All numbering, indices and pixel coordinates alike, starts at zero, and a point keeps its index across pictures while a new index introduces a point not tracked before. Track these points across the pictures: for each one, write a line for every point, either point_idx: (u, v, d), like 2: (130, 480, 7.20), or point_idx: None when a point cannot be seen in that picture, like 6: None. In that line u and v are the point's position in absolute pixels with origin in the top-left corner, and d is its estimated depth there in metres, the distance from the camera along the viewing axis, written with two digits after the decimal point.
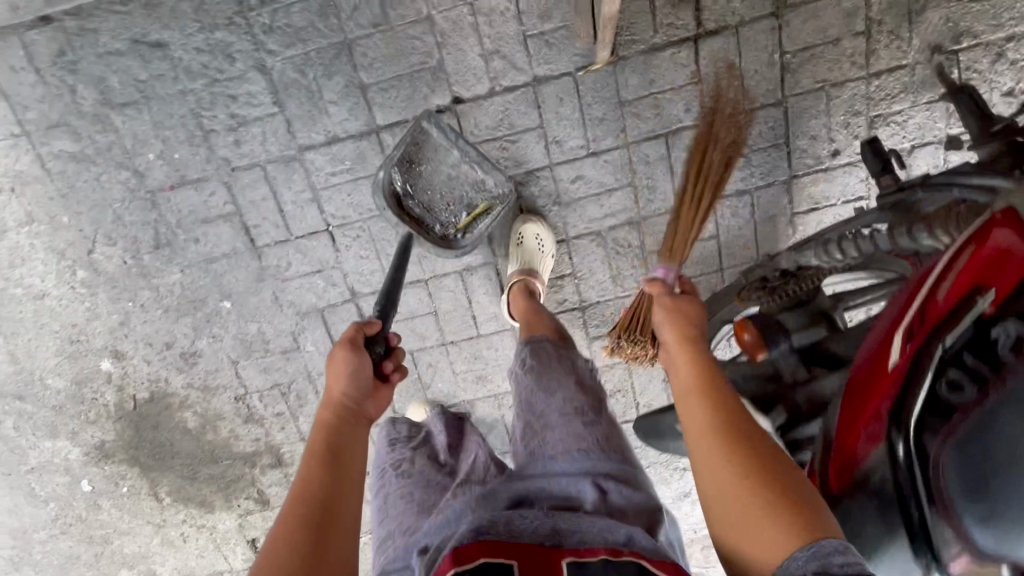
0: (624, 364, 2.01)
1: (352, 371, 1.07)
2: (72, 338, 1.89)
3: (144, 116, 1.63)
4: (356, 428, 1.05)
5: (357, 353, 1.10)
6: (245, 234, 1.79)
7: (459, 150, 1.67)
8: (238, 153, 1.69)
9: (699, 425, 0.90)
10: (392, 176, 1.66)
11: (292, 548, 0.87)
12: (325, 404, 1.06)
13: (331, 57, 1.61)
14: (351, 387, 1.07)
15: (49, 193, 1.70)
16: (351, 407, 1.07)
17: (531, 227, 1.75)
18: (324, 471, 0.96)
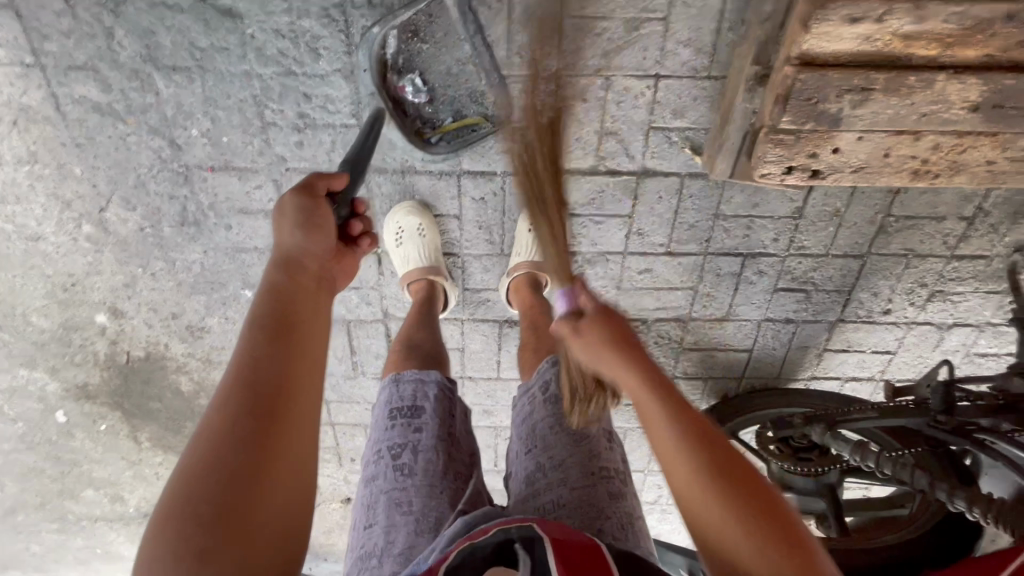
0: (622, 429, 2.12)
1: (302, 238, 0.94)
2: (66, 286, 1.71)
3: (195, 88, 1.37)
4: (311, 299, 0.88)
5: (313, 205, 0.98)
6: None
7: (467, 45, 1.34)
8: (297, 154, 1.48)
9: (668, 451, 0.79)
10: (388, 39, 1.34)
11: (229, 429, 0.71)
12: (274, 260, 0.92)
13: (428, 79, 1.41)
14: (310, 241, 0.95)
15: (61, 138, 1.43)
16: (305, 261, 0.93)
17: None
18: (269, 335, 0.80)
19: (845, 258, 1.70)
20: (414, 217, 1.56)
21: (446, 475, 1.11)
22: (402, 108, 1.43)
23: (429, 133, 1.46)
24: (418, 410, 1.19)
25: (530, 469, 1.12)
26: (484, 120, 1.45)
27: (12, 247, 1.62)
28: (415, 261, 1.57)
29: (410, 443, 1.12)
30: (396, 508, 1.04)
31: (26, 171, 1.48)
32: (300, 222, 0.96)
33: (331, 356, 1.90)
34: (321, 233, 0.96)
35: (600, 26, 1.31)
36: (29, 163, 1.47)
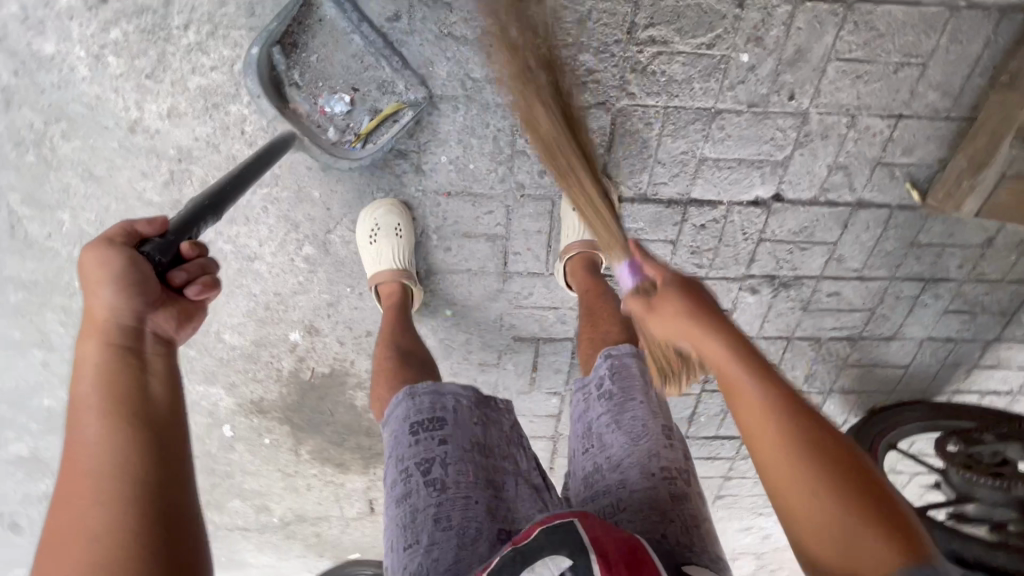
0: None
1: (116, 299, 0.81)
2: (269, 305, 1.68)
3: (457, 116, 1.38)
4: (147, 371, 0.81)
5: (110, 249, 0.83)
6: (501, 257, 1.63)
7: (360, 37, 1.28)
8: (535, 181, 1.50)
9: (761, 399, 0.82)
10: (273, 57, 1.27)
11: (110, 543, 0.67)
12: (93, 335, 0.81)
13: (335, 81, 1.33)
14: (134, 304, 0.82)
15: (308, 161, 1.42)
16: (128, 324, 0.82)
17: (595, 187, 1.47)
18: (107, 431, 0.74)
19: (1016, 284, 1.81)
20: (594, 181, 1.47)
21: (483, 481, 1.09)
22: (316, 122, 1.34)
23: (359, 143, 1.36)
24: (441, 419, 1.14)
25: (591, 466, 1.16)
26: (402, 105, 1.34)
27: (225, 266, 1.60)
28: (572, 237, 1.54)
29: (438, 458, 1.08)
30: (436, 526, 1.01)
31: (264, 193, 1.46)
32: (109, 284, 0.81)
33: (511, 373, 1.92)
34: (144, 288, 0.83)
35: (863, 68, 1.36)
36: (269, 186, 1.45)
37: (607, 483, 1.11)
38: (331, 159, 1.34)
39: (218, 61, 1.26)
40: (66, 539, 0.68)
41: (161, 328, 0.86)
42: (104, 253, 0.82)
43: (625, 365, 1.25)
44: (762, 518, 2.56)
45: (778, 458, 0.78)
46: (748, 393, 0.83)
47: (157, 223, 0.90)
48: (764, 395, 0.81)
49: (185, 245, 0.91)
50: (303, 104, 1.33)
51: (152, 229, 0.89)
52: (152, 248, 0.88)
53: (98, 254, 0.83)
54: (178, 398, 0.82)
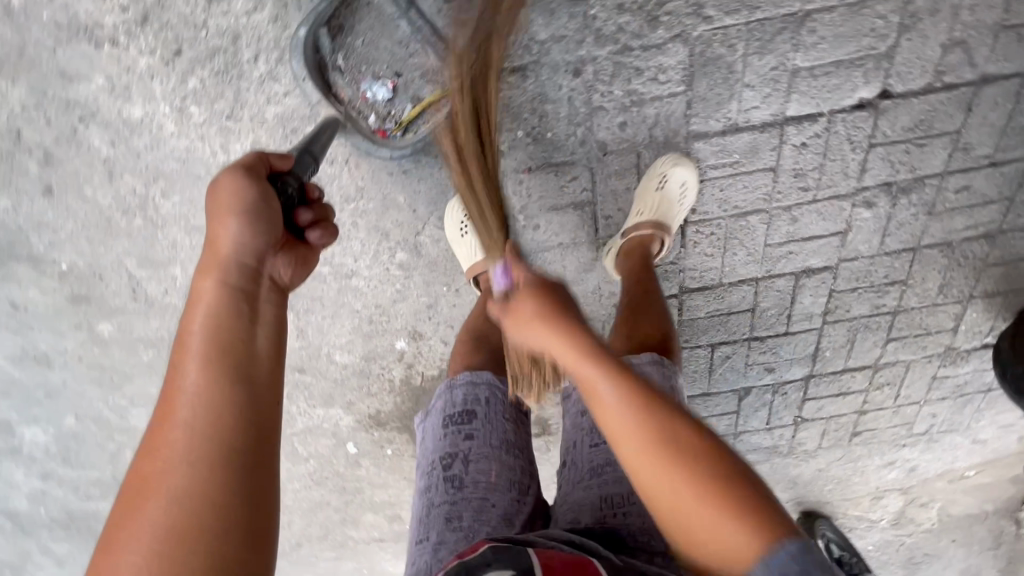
0: (906, 362, 2.05)
1: (241, 234, 0.87)
2: (373, 318, 1.71)
3: (528, 85, 1.33)
4: (259, 313, 0.85)
5: (244, 181, 0.90)
6: (593, 224, 1.58)
7: (410, 23, 1.22)
8: (618, 136, 1.43)
9: (625, 423, 0.85)
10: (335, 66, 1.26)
11: (192, 462, 0.72)
12: (213, 267, 0.85)
13: (385, 69, 1.28)
14: (250, 237, 0.87)
15: (389, 167, 1.41)
16: (244, 259, 0.87)
17: (677, 171, 1.42)
18: (221, 359, 0.79)
19: None
20: (685, 169, 1.43)
21: (504, 484, 1.14)
22: (358, 110, 1.31)
23: (395, 131, 1.33)
24: (471, 416, 1.20)
25: (599, 461, 1.19)
26: (444, 93, 1.28)
27: (327, 287, 1.63)
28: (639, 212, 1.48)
29: (461, 453, 1.15)
30: (447, 525, 1.08)
31: (352, 208, 1.47)
32: (240, 217, 0.87)
33: None
34: (264, 226, 0.89)
35: None
36: (355, 200, 1.46)
37: (616, 475, 1.15)
38: (372, 148, 1.32)
39: (290, 85, 1.27)
40: (155, 470, 0.72)
41: (274, 269, 0.91)
42: (240, 186, 0.89)
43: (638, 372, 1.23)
44: (905, 448, 2.39)
45: (655, 453, 0.83)
46: (613, 407, 0.86)
47: (288, 159, 0.99)
48: (637, 405, 0.85)
49: (309, 189, 1.02)
50: (344, 88, 1.29)
51: (285, 165, 0.98)
52: (282, 180, 0.96)
53: (233, 183, 0.89)
54: (280, 344, 0.85)
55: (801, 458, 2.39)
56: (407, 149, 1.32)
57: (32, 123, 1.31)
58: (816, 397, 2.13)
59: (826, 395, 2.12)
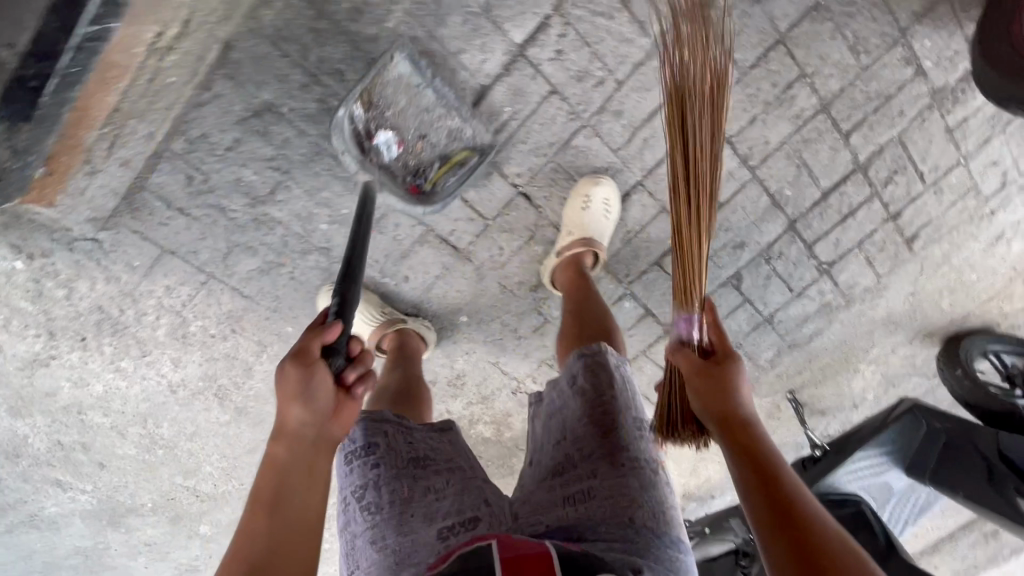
0: (895, 139, 1.65)
1: (305, 413, 0.98)
2: None
3: (296, 191, 1.45)
4: (305, 480, 0.97)
5: (307, 368, 0.99)
6: (447, 245, 1.62)
7: (433, 91, 1.36)
8: (398, 171, 1.48)
9: (726, 403, 1.08)
10: (164, 277, 1.52)
11: None
12: (282, 437, 0.97)
13: (203, 254, 1.50)
14: (313, 409, 0.99)
15: (264, 313, 1.63)
16: (313, 430, 0.99)
17: (600, 189, 1.53)
18: (264, 522, 0.91)
19: None
20: (605, 187, 1.54)
21: (423, 490, 1.14)
22: (393, 159, 1.44)
23: (425, 186, 1.49)
24: (375, 446, 1.17)
25: (562, 460, 1.21)
26: (470, 151, 1.48)
27: None
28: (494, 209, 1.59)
29: (373, 481, 1.13)
30: (372, 547, 1.07)
31: (268, 356, 1.72)
32: (297, 402, 0.97)
33: None
34: (327, 395, 1.00)
35: None
36: (265, 350, 1.70)
37: (578, 473, 1.15)
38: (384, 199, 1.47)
39: (156, 310, 1.56)
40: None
41: (335, 427, 1.03)
42: (297, 373, 0.98)
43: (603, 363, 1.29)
44: (997, 215, 1.87)
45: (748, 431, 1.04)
46: (716, 385, 1.10)
47: (334, 325, 1.04)
48: (716, 382, 1.10)
49: (350, 344, 1.10)
50: (380, 155, 1.42)
51: (334, 333, 1.03)
52: (333, 353, 1.05)
53: (295, 375, 0.98)
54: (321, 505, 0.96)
55: (872, 297, 2.00)
56: (447, 198, 1.48)
57: (61, 430, 1.78)
58: (822, 236, 1.80)
59: (832, 228, 1.79)
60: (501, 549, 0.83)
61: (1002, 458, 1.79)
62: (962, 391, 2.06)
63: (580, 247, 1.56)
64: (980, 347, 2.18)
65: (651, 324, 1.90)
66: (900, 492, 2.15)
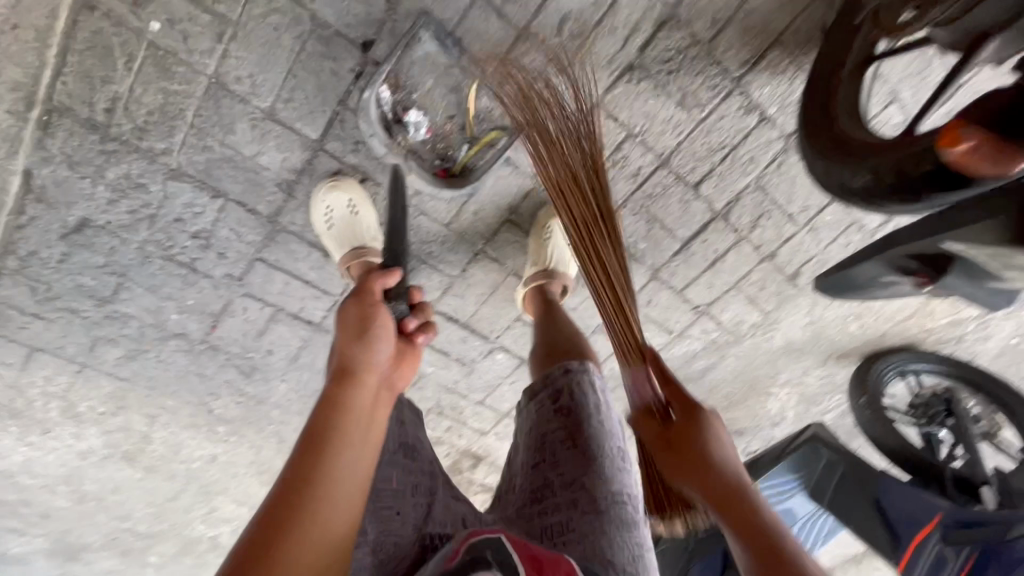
0: (752, 185, 1.56)
1: (365, 350, 0.88)
2: (262, 468, 2.06)
3: (138, 289, 1.52)
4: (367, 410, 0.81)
5: (371, 306, 0.96)
6: (301, 320, 1.67)
7: (463, 69, 1.30)
8: (231, 263, 1.52)
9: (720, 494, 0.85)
10: (41, 369, 1.63)
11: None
12: (341, 376, 0.84)
13: (69, 348, 1.61)
14: (375, 349, 0.90)
15: (143, 391, 1.75)
16: (374, 369, 0.87)
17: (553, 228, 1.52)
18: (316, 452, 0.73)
19: None
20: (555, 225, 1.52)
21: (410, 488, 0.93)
22: (418, 155, 1.38)
23: (455, 169, 1.40)
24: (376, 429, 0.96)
25: (539, 485, 1.08)
26: (500, 130, 1.37)
27: (214, 471, 2.03)
28: (340, 252, 1.45)
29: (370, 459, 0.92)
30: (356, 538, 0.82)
31: (161, 424, 1.85)
32: (362, 336, 0.89)
33: (439, 370, 1.88)
34: (382, 340, 0.92)
35: None
36: (156, 419, 1.83)
37: (557, 503, 1.02)
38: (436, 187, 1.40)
39: (43, 396, 1.70)
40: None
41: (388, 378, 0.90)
42: (358, 312, 0.94)
43: (585, 382, 1.20)
44: None
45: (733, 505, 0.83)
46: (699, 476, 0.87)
47: (393, 274, 1.07)
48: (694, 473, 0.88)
49: (411, 293, 1.11)
50: (407, 135, 1.35)
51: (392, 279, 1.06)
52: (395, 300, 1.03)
53: (350, 311, 0.95)
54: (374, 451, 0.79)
55: (766, 330, 1.94)
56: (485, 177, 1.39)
57: None
58: (692, 281, 1.75)
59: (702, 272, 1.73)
60: (517, 547, 0.71)
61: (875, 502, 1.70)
62: (863, 420, 1.98)
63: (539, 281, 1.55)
64: (895, 369, 2.08)
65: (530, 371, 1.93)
66: (802, 517, 2.10)
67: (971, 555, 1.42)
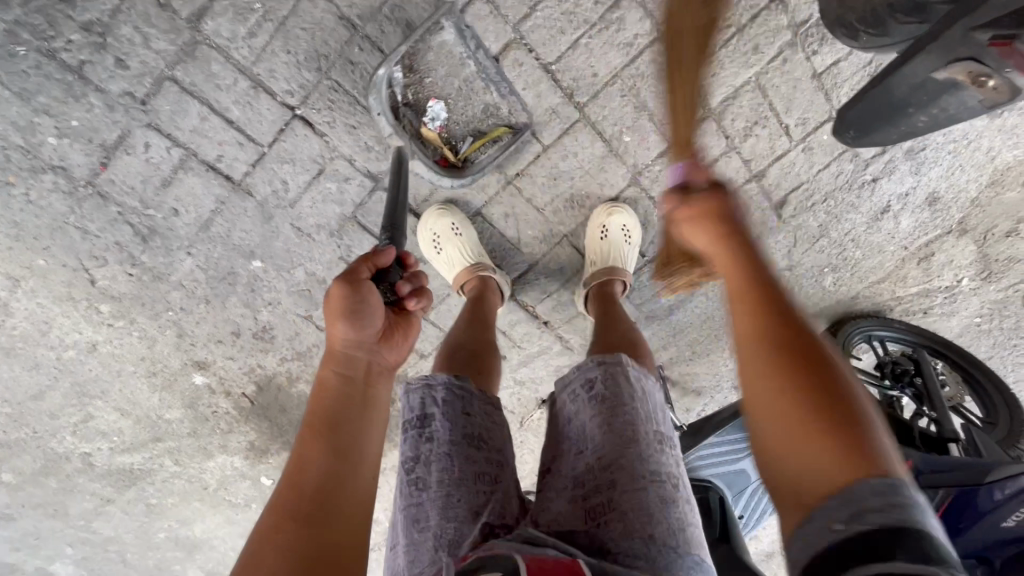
0: (753, 83, 1.41)
1: (349, 331, 1.01)
2: (153, 370, 1.73)
3: (5, 92, 1.21)
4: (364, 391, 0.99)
5: (353, 283, 1.02)
6: (216, 175, 1.38)
7: None
8: (132, 77, 1.23)
9: (740, 308, 0.77)
10: None
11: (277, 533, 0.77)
12: (331, 360, 1.00)
13: None
14: (358, 330, 1.02)
15: (5, 241, 1.41)
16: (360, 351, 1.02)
17: (617, 218, 1.55)
18: (320, 436, 0.89)
19: None
20: (622, 215, 1.56)
21: (471, 476, 0.98)
22: (423, 139, 1.42)
23: (455, 158, 1.46)
24: (428, 419, 1.03)
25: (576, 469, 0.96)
26: (508, 127, 1.43)
27: (92, 367, 1.69)
28: (461, 262, 1.52)
29: (422, 454, 1.00)
30: (413, 528, 0.94)
31: (26, 292, 1.51)
32: (352, 317, 0.98)
33: None
34: (367, 318, 1.02)
35: None
36: (20, 284, 1.49)
37: (591, 483, 0.92)
38: (434, 176, 1.45)
39: None
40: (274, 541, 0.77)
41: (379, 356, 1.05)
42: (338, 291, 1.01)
43: (624, 373, 1.01)
44: (878, 184, 1.67)
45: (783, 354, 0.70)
46: (736, 311, 0.78)
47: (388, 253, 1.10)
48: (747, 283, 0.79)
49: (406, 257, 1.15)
50: (418, 117, 1.41)
51: (387, 257, 1.07)
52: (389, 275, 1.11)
53: (335, 292, 1.01)
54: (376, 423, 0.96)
55: None
56: (478, 172, 1.45)
57: None
58: None
59: None
60: (529, 561, 0.67)
61: None
62: None
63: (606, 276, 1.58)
64: (862, 334, 1.98)
65: None
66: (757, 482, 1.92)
67: (944, 500, 1.29)
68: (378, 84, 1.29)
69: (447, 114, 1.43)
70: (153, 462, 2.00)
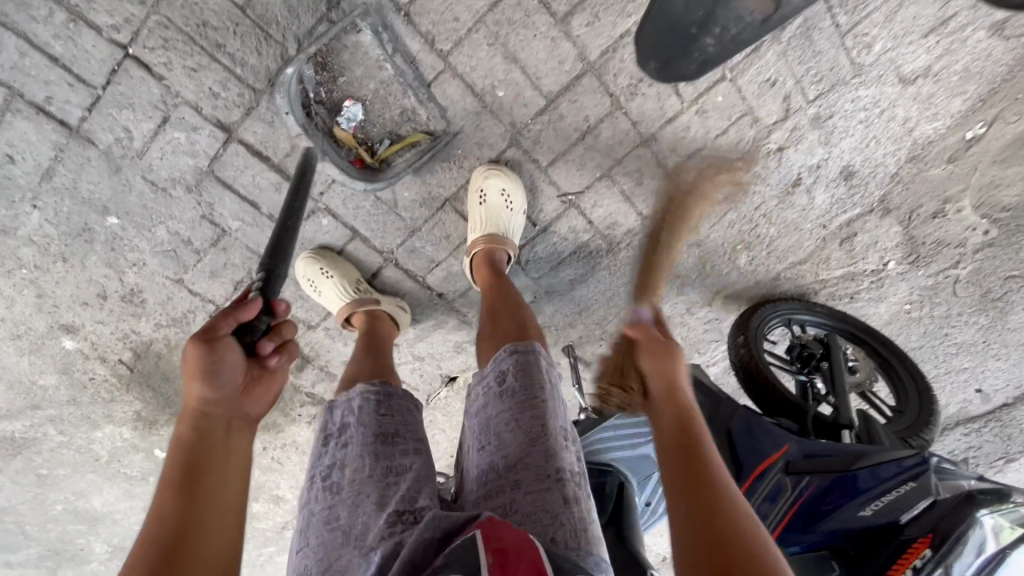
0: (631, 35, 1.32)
1: (208, 393, 0.83)
2: (18, 331, 1.65)
3: None
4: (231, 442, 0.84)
5: (214, 344, 0.84)
6: (49, 119, 1.28)
7: None
8: None
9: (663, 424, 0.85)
10: None
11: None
12: (185, 421, 0.83)
13: None
14: (218, 392, 0.85)
15: None
16: (221, 407, 0.85)
17: (494, 181, 1.44)
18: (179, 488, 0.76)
19: None
20: (498, 178, 1.45)
21: (381, 474, 0.92)
22: (339, 142, 1.43)
23: (372, 161, 1.46)
24: (346, 429, 1.01)
25: (487, 468, 0.93)
26: (424, 132, 1.43)
27: None
28: (340, 301, 1.58)
29: (336, 463, 0.94)
30: (324, 528, 0.86)
31: None
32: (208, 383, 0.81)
33: (247, 229, 1.51)
34: (230, 378, 0.85)
35: None
36: None
37: (501, 481, 0.89)
38: (346, 180, 1.44)
39: None
40: None
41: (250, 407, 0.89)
42: (198, 353, 0.82)
43: (535, 364, 1.01)
44: (785, 153, 1.56)
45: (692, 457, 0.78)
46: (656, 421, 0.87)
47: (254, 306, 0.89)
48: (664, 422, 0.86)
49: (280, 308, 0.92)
50: (335, 118, 1.41)
51: (253, 310, 0.88)
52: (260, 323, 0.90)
53: (195, 354, 0.83)
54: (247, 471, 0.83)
55: None
56: (391, 177, 1.45)
57: None
58: (559, 157, 1.48)
59: (572, 147, 1.46)
60: (489, 537, 0.65)
61: (728, 440, 1.31)
62: (735, 361, 1.74)
63: (485, 245, 1.48)
64: (781, 317, 1.86)
65: (366, 249, 1.61)
66: None
67: (810, 484, 1.18)
68: (280, 77, 1.28)
69: (364, 117, 1.43)
70: (35, 431, 1.92)
